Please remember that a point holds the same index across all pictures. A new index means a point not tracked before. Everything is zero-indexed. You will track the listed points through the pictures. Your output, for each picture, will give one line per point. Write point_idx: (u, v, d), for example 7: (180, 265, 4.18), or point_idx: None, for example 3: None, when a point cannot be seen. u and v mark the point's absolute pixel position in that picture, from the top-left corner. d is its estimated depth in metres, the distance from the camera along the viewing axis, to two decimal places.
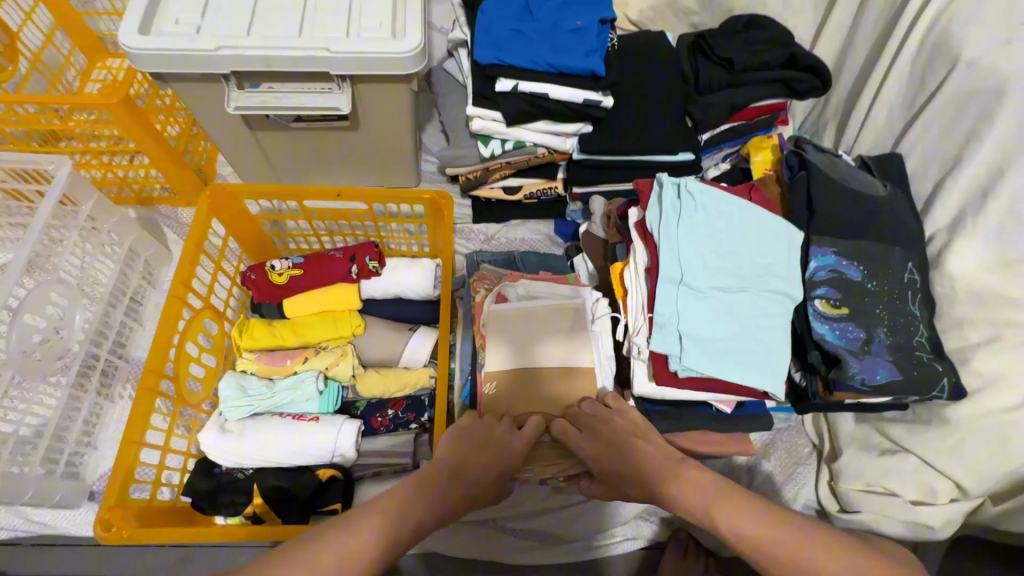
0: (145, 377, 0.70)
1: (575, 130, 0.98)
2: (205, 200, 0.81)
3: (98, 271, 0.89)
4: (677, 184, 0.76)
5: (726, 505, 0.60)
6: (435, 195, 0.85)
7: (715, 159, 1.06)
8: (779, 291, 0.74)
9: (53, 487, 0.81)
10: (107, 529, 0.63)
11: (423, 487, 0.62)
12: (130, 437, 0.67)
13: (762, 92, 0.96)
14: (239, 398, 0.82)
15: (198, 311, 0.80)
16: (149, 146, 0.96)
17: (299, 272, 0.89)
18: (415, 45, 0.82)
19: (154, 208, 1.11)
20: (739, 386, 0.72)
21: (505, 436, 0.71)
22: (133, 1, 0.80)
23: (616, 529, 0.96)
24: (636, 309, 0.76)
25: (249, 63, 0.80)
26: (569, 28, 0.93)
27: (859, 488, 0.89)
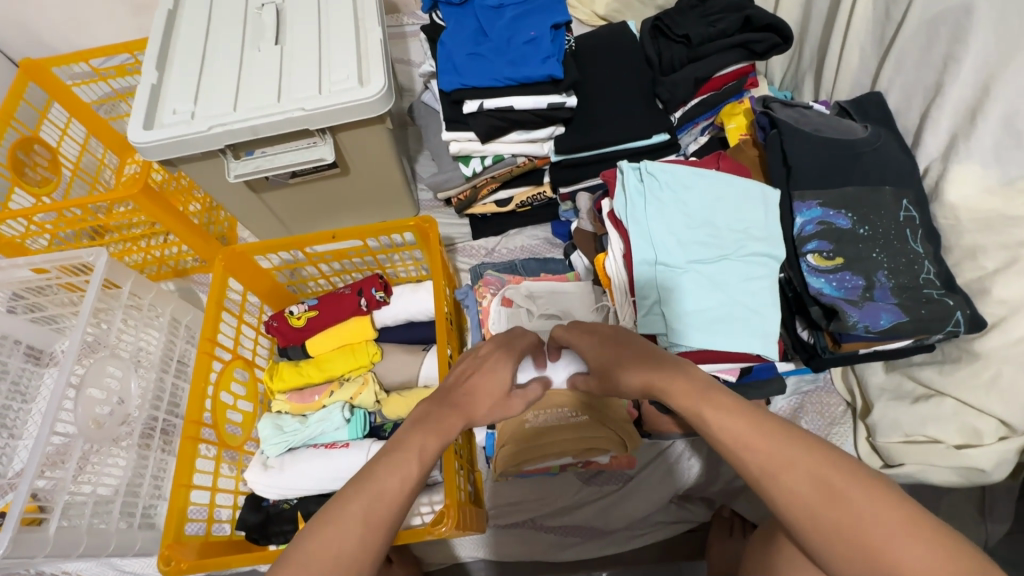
0: (187, 427, 0.78)
1: (548, 134, 1.01)
2: (221, 263, 0.89)
3: (146, 344, 1.00)
4: (639, 168, 0.78)
5: (711, 402, 0.52)
6: (419, 222, 0.90)
7: (693, 133, 1.06)
8: (761, 253, 0.74)
9: (133, 537, 0.91)
10: (168, 563, 0.71)
11: (431, 411, 0.60)
12: (181, 482, 0.75)
13: (723, 61, 0.96)
14: (277, 436, 0.89)
15: (229, 362, 0.89)
16: (174, 223, 1.08)
17: (315, 313, 0.97)
18: (379, 88, 0.89)
19: (190, 278, 1.23)
20: (734, 352, 0.72)
21: (490, 348, 0.71)
22: (137, 102, 0.91)
23: (655, 515, 0.95)
24: (622, 296, 0.78)
25: (239, 136, 0.90)
26: (524, 40, 0.96)
27: (900, 441, 0.84)
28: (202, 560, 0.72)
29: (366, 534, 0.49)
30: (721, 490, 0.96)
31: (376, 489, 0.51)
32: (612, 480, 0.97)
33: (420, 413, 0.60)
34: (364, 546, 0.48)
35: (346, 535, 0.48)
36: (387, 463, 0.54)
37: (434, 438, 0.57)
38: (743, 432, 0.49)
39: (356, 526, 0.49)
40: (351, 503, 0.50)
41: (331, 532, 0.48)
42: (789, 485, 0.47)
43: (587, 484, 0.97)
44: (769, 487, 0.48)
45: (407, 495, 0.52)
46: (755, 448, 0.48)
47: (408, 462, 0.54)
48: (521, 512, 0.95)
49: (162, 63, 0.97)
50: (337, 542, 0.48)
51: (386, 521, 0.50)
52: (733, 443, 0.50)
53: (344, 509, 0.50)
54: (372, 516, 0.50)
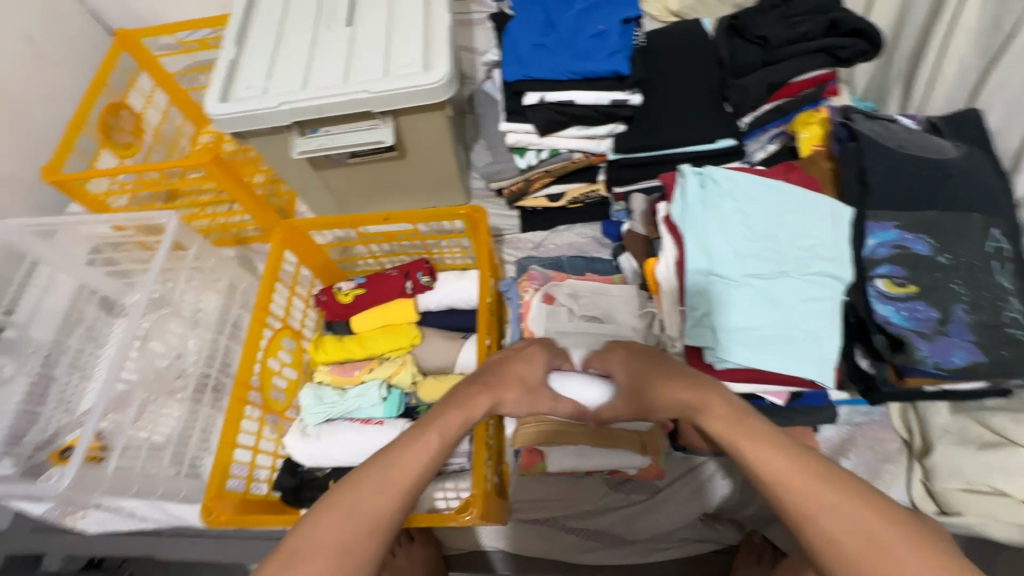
0: (236, 388, 0.82)
1: (608, 131, 0.99)
2: (280, 235, 0.93)
3: (204, 305, 1.06)
4: (700, 173, 0.74)
5: (748, 434, 0.50)
6: (470, 210, 0.90)
7: (762, 140, 0.99)
8: (824, 273, 0.69)
9: (180, 484, 0.97)
10: (210, 515, 0.75)
11: (457, 391, 0.63)
12: (228, 440, 0.80)
13: (802, 65, 0.90)
14: (316, 406, 0.92)
15: (278, 331, 0.93)
16: (239, 194, 1.13)
17: (363, 291, 1.00)
18: (442, 75, 0.90)
19: (250, 247, 1.29)
20: (785, 376, 0.69)
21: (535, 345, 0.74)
22: (215, 76, 0.95)
23: (682, 531, 0.93)
24: (670, 304, 0.75)
25: (305, 113, 0.92)
26: (592, 33, 0.94)
27: (959, 488, 0.78)
28: (240, 516, 0.76)
29: (381, 497, 0.50)
30: (754, 514, 0.92)
31: (398, 462, 0.53)
32: (640, 491, 0.95)
33: (449, 393, 0.62)
34: (378, 510, 0.50)
35: (361, 496, 0.50)
36: (409, 435, 0.55)
37: (456, 419, 0.59)
38: (781, 467, 0.47)
39: (375, 493, 0.50)
40: (375, 471, 0.52)
41: (348, 495, 0.50)
42: (829, 530, 0.44)
43: (614, 490, 0.95)
44: (807, 529, 0.45)
45: (424, 470, 0.54)
46: (793, 488, 0.46)
47: (429, 437, 0.56)
48: (543, 509, 0.95)
49: (240, 39, 1.01)
50: (357, 507, 0.49)
51: (401, 490, 0.52)
52: (768, 478, 0.47)
53: (363, 473, 0.52)
54: (392, 487, 0.51)
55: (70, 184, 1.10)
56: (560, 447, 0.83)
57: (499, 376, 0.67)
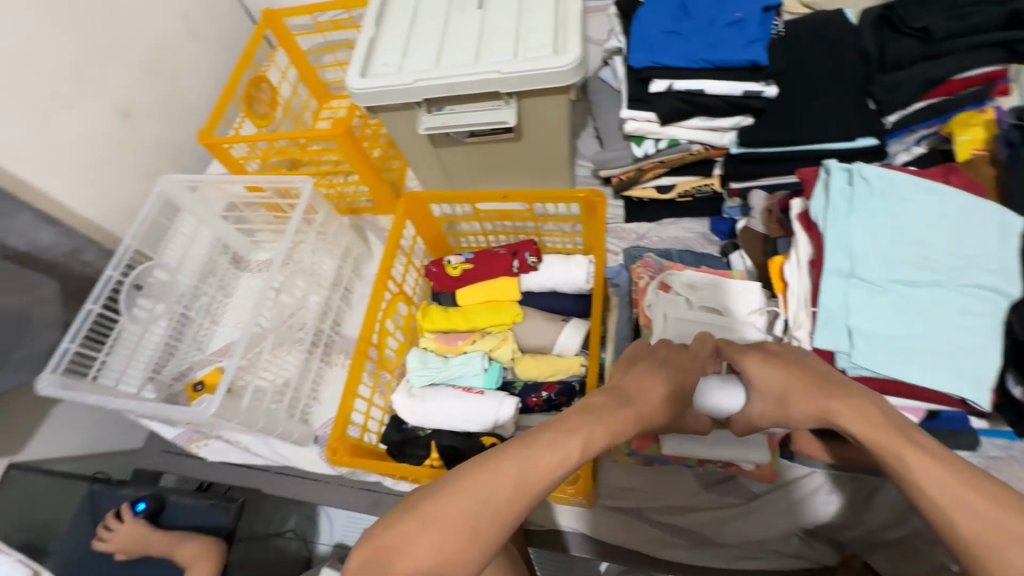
0: (360, 344, 0.88)
1: (733, 124, 0.96)
2: (404, 206, 0.99)
3: (324, 265, 1.15)
4: (848, 170, 0.70)
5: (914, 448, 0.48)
6: (590, 194, 0.91)
7: (906, 141, 0.93)
8: (986, 286, 0.64)
9: (292, 427, 1.06)
10: (335, 454, 0.82)
11: (597, 407, 0.56)
12: (351, 390, 0.86)
13: (967, 62, 0.83)
14: (421, 369, 0.98)
15: (395, 295, 0.99)
16: (361, 166, 1.21)
17: (471, 266, 1.04)
18: (573, 58, 0.91)
19: (362, 217, 1.38)
20: (928, 391, 0.64)
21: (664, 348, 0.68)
22: (356, 52, 1.02)
23: (776, 542, 0.89)
24: (798, 303, 0.72)
25: (437, 91, 0.97)
26: (728, 21, 0.92)
27: None
28: (359, 460, 0.83)
29: (517, 494, 0.47)
30: (858, 537, 0.87)
31: (536, 459, 0.49)
32: (735, 494, 0.92)
33: (587, 402, 0.57)
34: (513, 504, 0.47)
35: (497, 486, 0.47)
36: (551, 436, 0.51)
37: (600, 434, 0.53)
38: (952, 484, 0.45)
39: (510, 485, 0.47)
40: (510, 461, 0.48)
41: (485, 479, 0.47)
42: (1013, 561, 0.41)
43: (707, 490, 0.94)
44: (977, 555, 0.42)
45: (559, 477, 0.50)
46: (964, 511, 0.44)
47: (571, 444, 0.51)
48: (631, 499, 0.95)
49: (379, 18, 1.07)
50: (493, 491, 0.47)
51: (536, 490, 0.48)
52: (938, 498, 0.45)
53: (503, 463, 0.48)
54: (528, 484, 0.48)
55: (219, 147, 1.21)
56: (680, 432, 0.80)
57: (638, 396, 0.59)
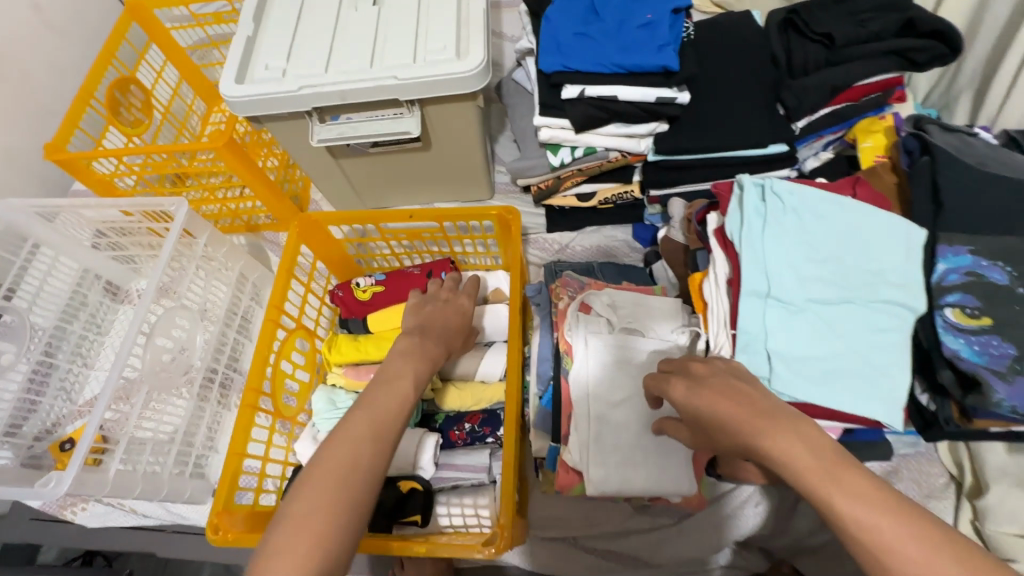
0: (247, 392, 0.77)
1: (649, 130, 0.92)
2: (296, 228, 0.87)
3: (214, 296, 1.02)
4: (761, 184, 0.68)
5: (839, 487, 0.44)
6: (502, 211, 0.84)
7: (814, 147, 0.93)
8: (896, 301, 0.63)
9: (184, 485, 0.93)
10: (216, 532, 0.70)
11: (408, 344, 0.71)
12: (236, 448, 0.75)
13: (867, 68, 0.83)
14: (329, 411, 0.88)
15: (292, 331, 0.88)
16: (253, 180, 1.07)
17: (381, 289, 0.95)
18: (479, 62, 0.83)
19: (261, 235, 1.23)
20: (847, 412, 0.63)
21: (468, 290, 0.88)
22: (230, 53, 0.89)
23: (711, 558, 0.88)
24: (718, 325, 0.69)
25: (327, 99, 0.86)
26: (639, 23, 0.87)
27: (1014, 533, 0.73)
28: (247, 534, 0.71)
29: (374, 427, 0.57)
30: (787, 545, 0.87)
31: (379, 407, 0.59)
32: (667, 514, 0.90)
33: (403, 345, 0.70)
34: (372, 450, 0.56)
35: (356, 445, 0.55)
36: (380, 388, 0.62)
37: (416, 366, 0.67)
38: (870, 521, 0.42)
39: (365, 438, 0.56)
40: (356, 421, 0.57)
41: (346, 435, 0.56)
42: None
43: (639, 512, 0.90)
44: None
45: (403, 413, 0.61)
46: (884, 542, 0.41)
47: (401, 383, 0.63)
48: (563, 527, 0.90)
49: (259, 14, 0.94)
50: (352, 447, 0.55)
51: (388, 433, 0.58)
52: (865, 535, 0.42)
53: (353, 426, 0.56)
54: (381, 429, 0.58)
55: (75, 163, 1.03)
56: (601, 467, 0.71)
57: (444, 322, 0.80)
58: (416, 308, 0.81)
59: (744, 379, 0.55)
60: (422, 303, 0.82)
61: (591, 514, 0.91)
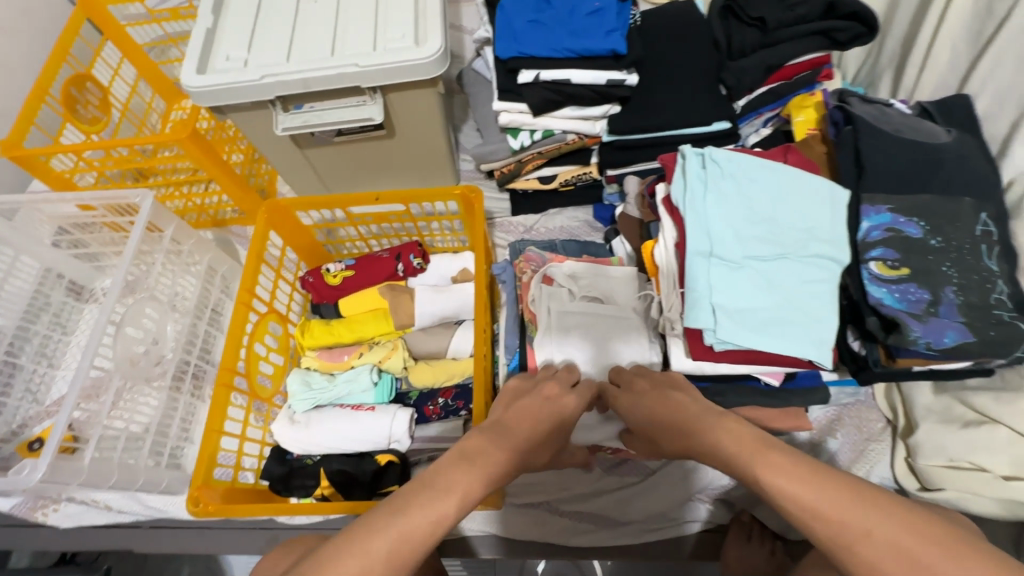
0: (221, 374, 0.80)
1: (603, 113, 0.97)
2: (264, 215, 0.89)
3: (184, 289, 1.02)
4: (701, 154, 0.74)
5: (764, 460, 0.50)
6: (465, 191, 0.88)
7: (755, 124, 0.99)
8: (824, 255, 0.70)
9: (160, 475, 0.94)
10: (197, 505, 0.74)
11: (475, 445, 0.55)
12: (212, 428, 0.78)
13: (797, 49, 0.90)
14: (303, 392, 0.90)
15: (264, 315, 0.91)
16: (218, 173, 1.08)
17: (351, 273, 0.97)
18: (437, 49, 0.87)
19: (228, 229, 1.24)
20: (784, 356, 0.69)
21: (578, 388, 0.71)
22: (190, 45, 0.90)
23: (677, 512, 0.93)
24: (668, 285, 0.76)
25: (290, 88, 0.88)
26: (588, 10, 0.92)
27: (941, 465, 0.80)
28: (227, 505, 0.75)
29: (424, 528, 0.46)
30: (745, 495, 0.93)
31: (437, 507, 0.47)
32: (633, 472, 0.96)
33: (472, 445, 0.55)
34: (408, 552, 0.45)
35: (395, 542, 0.45)
36: (420, 500, 0.48)
37: (475, 480, 0.51)
38: (793, 487, 0.47)
39: (381, 561, 0.44)
40: (379, 536, 0.45)
41: (390, 529, 0.45)
42: (866, 556, 0.43)
43: (607, 474, 0.96)
44: (842, 554, 0.45)
45: (458, 515, 0.48)
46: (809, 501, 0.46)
47: (451, 488, 0.49)
48: (537, 492, 0.95)
49: (218, 7, 0.95)
50: (393, 543, 0.44)
51: (428, 541, 0.46)
52: (793, 504, 0.47)
53: (402, 524, 0.46)
54: (394, 559, 0.44)
55: (32, 160, 1.02)
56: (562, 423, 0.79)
57: (518, 427, 0.60)
58: (511, 397, 0.67)
59: (677, 390, 0.66)
60: (509, 412, 0.62)
61: (563, 478, 0.96)
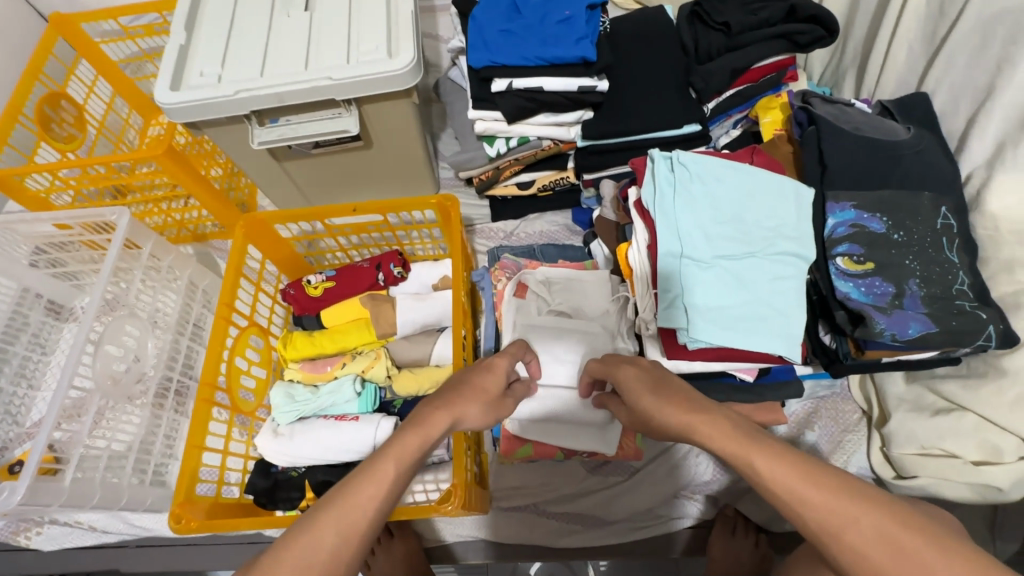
0: (202, 389, 0.80)
1: (576, 119, 0.99)
2: (242, 230, 0.89)
3: (164, 305, 1.02)
4: (669, 157, 0.76)
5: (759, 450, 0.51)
6: (441, 200, 0.89)
7: (725, 125, 1.03)
8: (790, 253, 0.72)
9: (145, 493, 0.93)
10: (179, 522, 0.74)
11: (420, 412, 0.59)
12: (193, 443, 0.78)
13: (761, 52, 0.93)
14: (287, 404, 0.90)
15: (245, 329, 0.91)
16: (196, 188, 1.08)
17: (332, 284, 0.97)
18: (409, 60, 0.88)
19: (209, 244, 1.24)
20: (756, 352, 0.71)
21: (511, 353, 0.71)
22: (163, 62, 0.90)
23: (661, 509, 0.94)
24: (643, 287, 0.77)
25: (264, 102, 0.89)
26: (558, 19, 0.94)
27: (915, 453, 0.82)
28: (210, 521, 0.75)
29: (367, 499, 0.50)
30: (728, 490, 0.95)
31: (378, 478, 0.51)
32: (618, 472, 0.97)
33: (412, 414, 0.58)
34: (354, 525, 0.48)
35: (339, 518, 0.48)
36: (362, 472, 0.52)
37: (415, 441, 0.55)
38: (786, 477, 0.48)
39: (328, 536, 0.47)
40: (325, 518, 0.48)
41: (335, 508, 0.49)
42: (854, 544, 0.45)
43: (592, 473, 0.97)
44: (829, 542, 0.46)
45: (400, 484, 0.52)
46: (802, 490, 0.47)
47: (394, 459, 0.52)
48: (523, 496, 0.95)
49: (190, 23, 0.95)
50: (337, 518, 0.48)
51: (372, 513, 0.49)
52: (786, 494, 0.48)
53: (344, 500, 0.49)
54: (343, 528, 0.48)
55: (7, 180, 1.01)
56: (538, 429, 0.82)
57: (458, 390, 0.62)
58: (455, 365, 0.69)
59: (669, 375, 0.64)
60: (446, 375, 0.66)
61: (548, 480, 0.97)
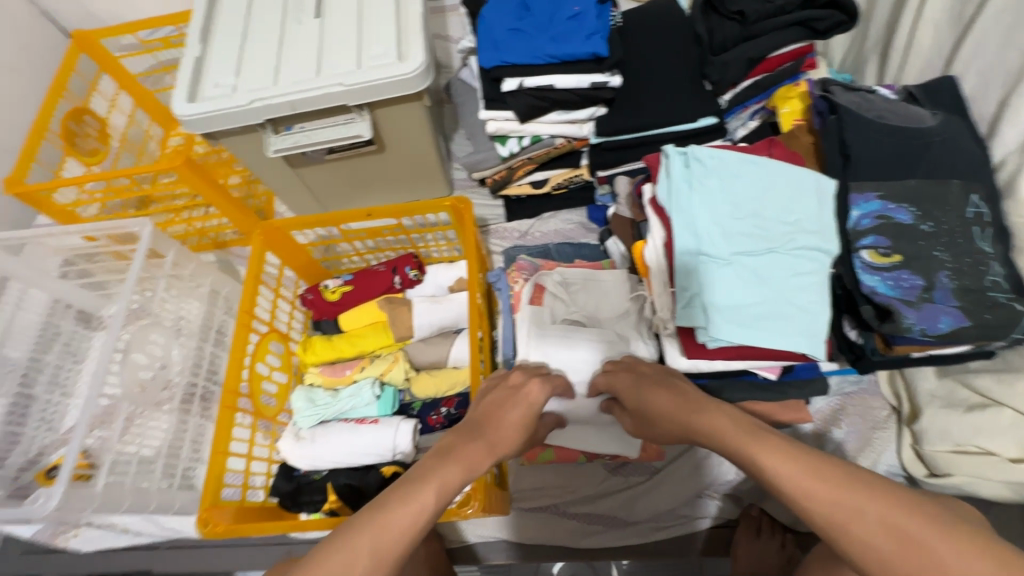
0: (225, 396, 0.81)
1: (588, 115, 0.97)
2: (260, 237, 0.91)
3: (188, 312, 1.04)
4: (684, 153, 0.74)
5: (764, 446, 0.55)
6: (455, 202, 0.90)
7: (742, 118, 1.00)
8: (812, 247, 0.70)
9: (173, 496, 0.95)
10: (207, 526, 0.76)
11: (454, 446, 0.63)
12: (219, 449, 0.80)
13: (778, 41, 0.90)
14: (309, 408, 0.91)
15: (265, 335, 0.92)
16: (215, 197, 1.10)
17: (350, 288, 0.98)
18: (419, 64, 0.88)
19: (229, 250, 1.26)
20: (778, 351, 0.69)
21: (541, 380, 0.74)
22: (179, 73, 0.92)
23: (683, 509, 0.93)
24: (660, 286, 0.76)
25: (278, 110, 0.90)
26: (568, 15, 0.93)
27: (948, 450, 0.80)
28: (237, 525, 0.77)
29: (402, 523, 0.53)
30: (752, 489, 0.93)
31: (413, 503, 0.54)
32: (639, 472, 0.96)
33: (445, 445, 0.63)
34: (389, 547, 0.51)
35: (375, 536, 0.51)
36: (398, 495, 0.55)
37: (455, 475, 0.59)
38: (796, 476, 0.51)
39: (363, 555, 0.50)
40: (361, 534, 0.51)
41: (374, 525, 0.52)
42: (862, 537, 0.48)
43: (613, 474, 0.96)
44: (840, 538, 0.49)
45: (433, 513, 0.55)
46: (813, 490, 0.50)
47: (428, 485, 0.56)
48: (543, 496, 0.95)
49: (205, 35, 0.97)
50: (374, 537, 0.51)
51: (404, 539, 0.52)
52: (794, 490, 0.51)
53: (383, 519, 0.52)
54: (378, 550, 0.50)
55: (36, 195, 1.04)
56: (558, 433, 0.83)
57: (493, 427, 0.67)
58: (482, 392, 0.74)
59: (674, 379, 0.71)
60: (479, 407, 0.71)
61: (568, 480, 0.97)
